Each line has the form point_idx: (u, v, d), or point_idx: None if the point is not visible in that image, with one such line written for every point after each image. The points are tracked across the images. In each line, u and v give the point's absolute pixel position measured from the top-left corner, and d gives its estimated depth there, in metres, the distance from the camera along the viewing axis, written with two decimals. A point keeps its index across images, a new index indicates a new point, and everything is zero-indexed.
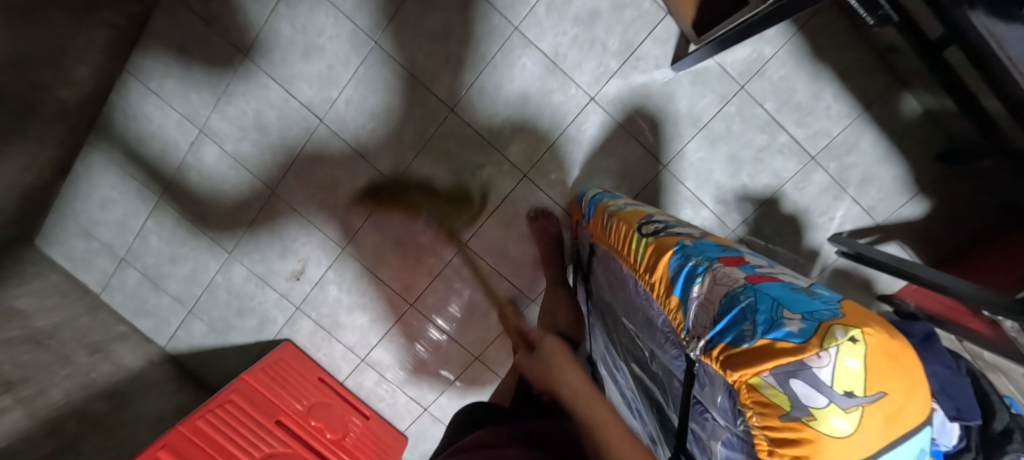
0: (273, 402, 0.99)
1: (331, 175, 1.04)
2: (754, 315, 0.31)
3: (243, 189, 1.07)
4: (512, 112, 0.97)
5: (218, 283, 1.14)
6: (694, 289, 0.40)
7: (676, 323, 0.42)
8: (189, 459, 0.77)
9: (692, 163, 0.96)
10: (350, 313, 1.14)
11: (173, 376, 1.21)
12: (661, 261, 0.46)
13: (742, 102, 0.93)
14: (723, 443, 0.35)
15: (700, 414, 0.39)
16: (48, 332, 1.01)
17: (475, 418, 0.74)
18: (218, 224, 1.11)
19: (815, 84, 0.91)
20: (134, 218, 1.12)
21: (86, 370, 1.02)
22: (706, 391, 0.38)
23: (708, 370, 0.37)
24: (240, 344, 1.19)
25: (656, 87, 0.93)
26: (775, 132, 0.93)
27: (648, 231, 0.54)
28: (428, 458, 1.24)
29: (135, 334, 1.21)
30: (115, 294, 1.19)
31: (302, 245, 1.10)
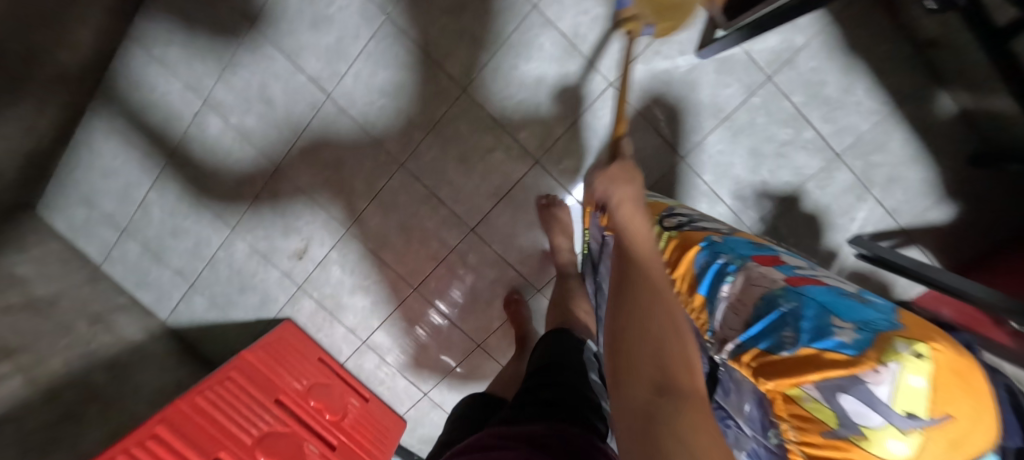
0: (273, 380, 0.98)
1: (336, 153, 1.01)
2: (797, 321, 0.28)
3: (246, 164, 1.05)
4: (527, 94, 0.93)
5: (220, 259, 1.13)
6: (722, 289, 0.37)
7: (699, 323, 0.40)
8: (187, 434, 0.76)
9: (711, 156, 0.92)
10: (352, 295, 1.12)
11: (174, 349, 1.20)
12: (685, 257, 0.44)
13: (768, 94, 0.88)
14: (748, 452, 0.34)
15: (722, 420, 0.38)
16: (49, 301, 1.01)
17: (475, 412, 0.73)
18: (221, 199, 1.09)
19: (846, 78, 0.87)
20: (136, 189, 1.10)
21: (86, 340, 1.01)
22: (731, 398, 0.36)
23: (734, 375, 0.35)
24: (241, 321, 1.18)
25: (679, 74, 0.89)
26: (800, 127, 0.89)
27: (670, 223, 0.50)
28: (425, 442, 1.24)
29: (136, 306, 1.20)
30: (116, 265, 1.17)
31: (306, 224, 1.07)
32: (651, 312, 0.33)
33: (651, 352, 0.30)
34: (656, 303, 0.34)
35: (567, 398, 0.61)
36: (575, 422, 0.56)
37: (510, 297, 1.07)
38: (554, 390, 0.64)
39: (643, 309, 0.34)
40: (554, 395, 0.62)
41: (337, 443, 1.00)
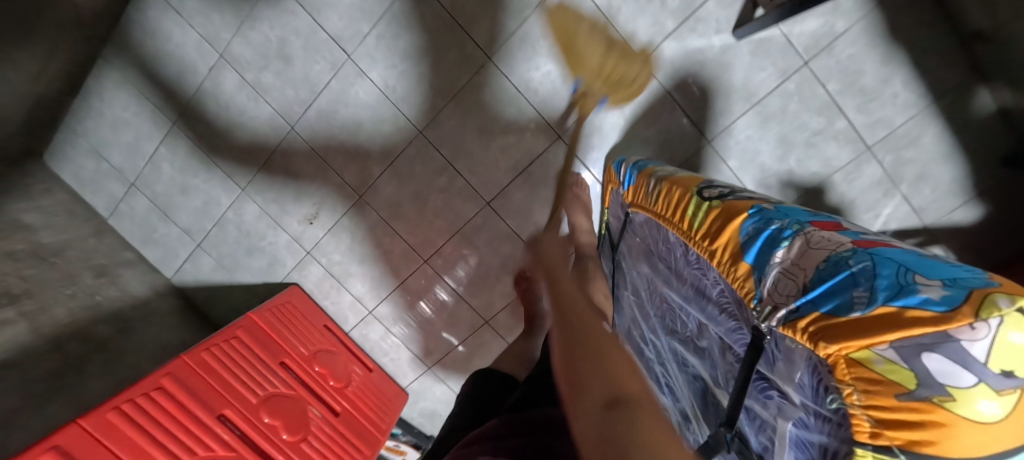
0: (279, 343, 0.97)
1: (354, 117, 0.99)
2: (872, 280, 0.27)
3: (260, 124, 1.02)
4: (554, 67, 0.90)
5: (229, 219, 1.11)
6: (776, 254, 0.36)
7: (743, 292, 0.39)
8: (193, 389, 0.76)
9: (739, 141, 0.90)
10: (361, 263, 1.11)
11: (178, 308, 1.19)
12: (730, 225, 0.42)
13: (803, 80, 0.85)
14: (795, 422, 0.32)
15: (762, 391, 0.36)
16: (55, 250, 0.99)
17: (483, 400, 0.70)
18: (233, 158, 1.06)
19: (885, 68, 0.84)
20: (146, 142, 1.08)
21: (91, 292, 1.00)
22: (777, 367, 0.34)
23: (784, 344, 0.33)
24: (247, 284, 1.17)
25: (713, 54, 0.86)
26: (833, 116, 0.87)
27: (710, 194, 0.49)
28: (426, 416, 1.25)
29: (142, 262, 1.18)
30: (123, 219, 1.16)
31: (319, 188, 1.06)
32: (592, 337, 0.34)
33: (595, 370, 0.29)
34: (597, 331, 0.35)
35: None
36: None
37: (522, 274, 1.05)
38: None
39: (586, 333, 0.34)
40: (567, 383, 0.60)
41: (341, 409, 0.99)
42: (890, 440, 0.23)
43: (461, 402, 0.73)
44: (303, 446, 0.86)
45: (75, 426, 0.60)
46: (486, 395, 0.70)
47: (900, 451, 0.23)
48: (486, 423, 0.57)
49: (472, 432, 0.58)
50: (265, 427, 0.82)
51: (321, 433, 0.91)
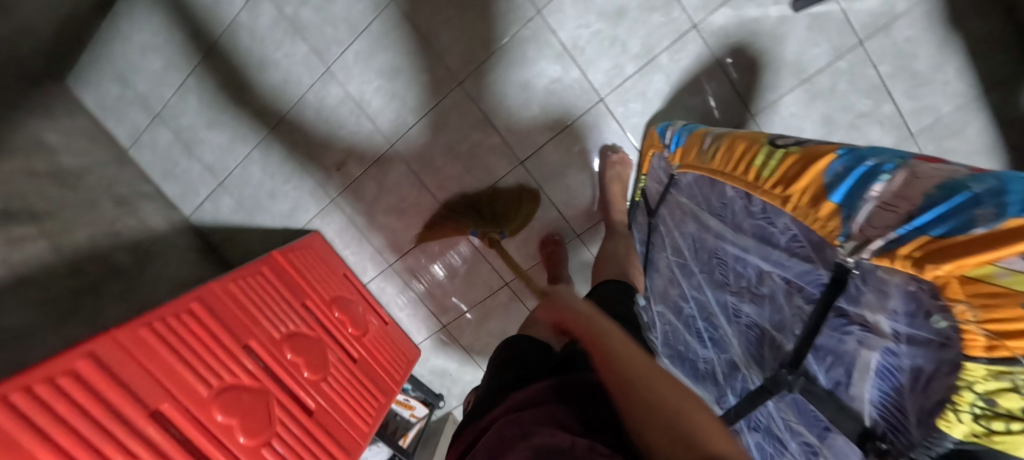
0: (301, 285, 0.96)
1: (392, 62, 0.96)
2: (999, 198, 0.26)
3: (294, 61, 1.00)
4: (604, 25, 0.88)
5: (255, 160, 1.10)
6: (873, 189, 0.35)
7: (826, 232, 0.38)
8: (221, 317, 0.73)
9: (783, 117, 0.90)
10: (386, 215, 1.11)
11: (196, 246, 1.18)
12: (812, 167, 0.41)
13: (856, 60, 0.84)
14: (881, 352, 0.32)
15: (839, 328, 0.36)
16: (76, 173, 0.96)
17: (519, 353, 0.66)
18: (262, 96, 1.04)
19: (942, 53, 0.82)
20: (174, 73, 1.05)
21: (112, 220, 0.98)
22: (863, 300, 0.34)
23: (875, 276, 0.33)
24: (268, 227, 1.16)
25: (768, 26, 0.84)
26: (880, 100, 0.86)
27: (783, 143, 0.48)
28: (437, 373, 1.26)
29: (160, 197, 1.16)
30: (145, 151, 1.14)
31: (350, 134, 1.04)
32: (612, 358, 0.40)
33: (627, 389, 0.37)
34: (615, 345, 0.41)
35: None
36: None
37: (549, 238, 1.06)
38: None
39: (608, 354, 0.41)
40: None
41: (358, 356, 0.99)
42: (1010, 350, 0.22)
43: (496, 361, 0.68)
44: (324, 386, 0.85)
45: (107, 337, 0.56)
46: (519, 358, 0.65)
47: None
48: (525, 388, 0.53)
49: (513, 397, 0.51)
50: (288, 363, 0.80)
51: (340, 376, 0.90)
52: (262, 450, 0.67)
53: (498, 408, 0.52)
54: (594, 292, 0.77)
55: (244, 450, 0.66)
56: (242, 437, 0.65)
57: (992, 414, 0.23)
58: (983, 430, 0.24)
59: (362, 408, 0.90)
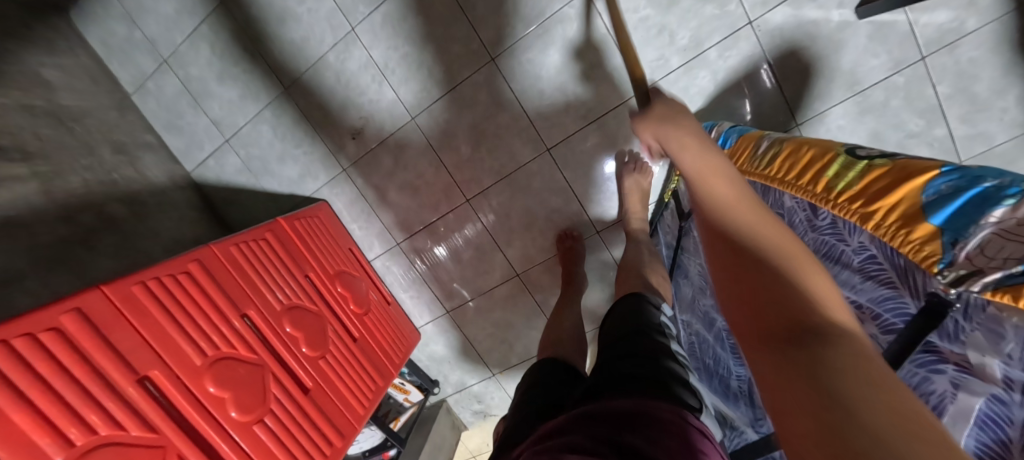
0: (305, 256, 0.91)
1: (422, 28, 0.90)
2: None
3: (317, 17, 0.93)
4: (653, 11, 0.82)
5: (266, 119, 1.04)
6: (989, 213, 0.30)
7: (920, 257, 0.34)
8: (219, 281, 0.68)
9: (829, 130, 0.86)
10: (400, 191, 1.06)
11: (197, 204, 1.12)
12: (908, 183, 0.37)
13: (914, 76, 0.80)
14: (988, 399, 0.28)
15: (927, 364, 0.33)
16: (75, 114, 0.90)
17: (551, 380, 0.63)
18: (280, 52, 0.98)
19: (1006, 77, 0.76)
20: (185, 17, 0.98)
21: (109, 169, 0.92)
22: (968, 338, 0.30)
23: (986, 313, 0.29)
24: (273, 192, 1.11)
25: (827, 30, 0.79)
26: (934, 122, 0.82)
27: (864, 154, 0.43)
28: (436, 358, 1.23)
29: (163, 149, 1.10)
30: (149, 99, 1.07)
31: (370, 102, 0.98)
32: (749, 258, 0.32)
33: (773, 305, 0.28)
34: (772, 251, 0.32)
35: (648, 371, 0.47)
36: (668, 398, 0.41)
37: (568, 233, 1.01)
38: (637, 362, 0.50)
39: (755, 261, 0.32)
40: (636, 368, 0.49)
41: (358, 335, 0.94)
42: None
43: (524, 389, 0.65)
44: (322, 363, 0.80)
45: (97, 291, 0.51)
46: (549, 386, 0.62)
47: None
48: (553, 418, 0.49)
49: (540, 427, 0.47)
50: (286, 336, 0.76)
51: (339, 353, 0.85)
52: (255, 427, 0.63)
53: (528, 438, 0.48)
54: (611, 311, 0.69)
55: (237, 425, 0.61)
56: (234, 411, 0.61)
57: None
58: None
59: (360, 389, 0.86)
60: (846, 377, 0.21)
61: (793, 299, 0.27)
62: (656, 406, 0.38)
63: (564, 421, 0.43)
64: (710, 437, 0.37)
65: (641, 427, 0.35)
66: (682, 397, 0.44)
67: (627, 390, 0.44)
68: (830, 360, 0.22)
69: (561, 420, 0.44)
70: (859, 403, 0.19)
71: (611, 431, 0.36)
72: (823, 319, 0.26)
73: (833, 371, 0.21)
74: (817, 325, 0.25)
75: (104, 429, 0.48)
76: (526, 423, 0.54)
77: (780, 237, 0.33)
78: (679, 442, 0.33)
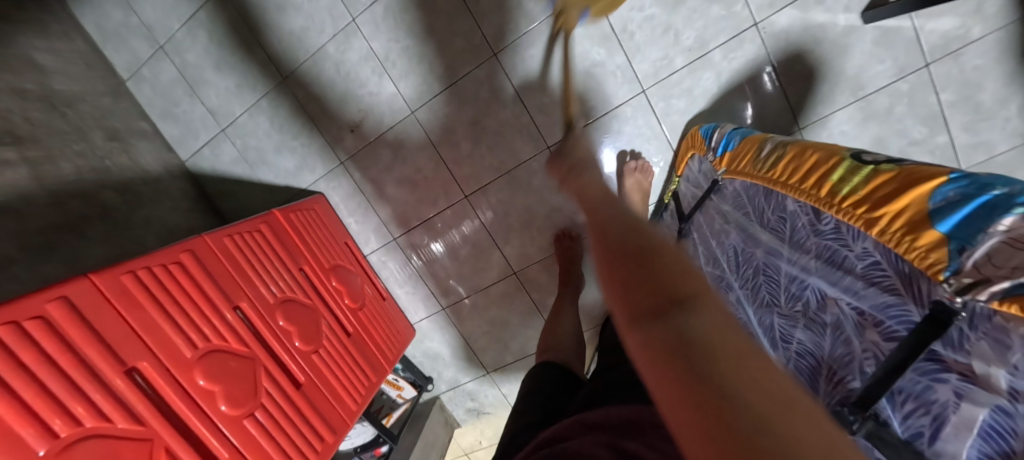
0: (301, 249, 0.90)
1: (424, 21, 0.89)
2: None
3: (318, 7, 0.92)
4: (658, 10, 0.82)
5: (264, 110, 1.02)
6: (998, 221, 0.29)
7: (925, 265, 0.33)
8: (212, 272, 0.67)
9: (832, 135, 0.86)
10: (398, 186, 1.05)
11: (191, 193, 1.10)
12: (913, 190, 0.36)
13: (918, 83, 0.79)
14: (991, 410, 0.27)
15: (931, 373, 0.32)
16: (68, 99, 0.89)
17: (551, 387, 0.63)
18: (279, 42, 0.96)
19: (1009, 87, 0.76)
20: (183, 3, 0.96)
21: (102, 156, 0.90)
22: (972, 347, 0.29)
23: (994, 323, 0.28)
24: (269, 184, 1.10)
25: (832, 35, 0.79)
26: (936, 129, 0.82)
27: (869, 159, 0.43)
28: (430, 355, 1.22)
29: (157, 136, 1.08)
30: (144, 85, 1.05)
31: (369, 94, 0.97)
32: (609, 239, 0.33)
33: (632, 271, 0.26)
34: (648, 234, 0.29)
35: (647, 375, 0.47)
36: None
37: (566, 232, 1.01)
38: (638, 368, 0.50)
39: (633, 242, 0.29)
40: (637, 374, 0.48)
41: (352, 330, 0.93)
42: None
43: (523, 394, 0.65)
44: (314, 357, 0.79)
45: (86, 280, 0.50)
46: (548, 392, 0.62)
47: None
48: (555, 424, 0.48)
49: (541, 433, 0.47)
50: (279, 330, 0.75)
51: (332, 348, 0.84)
52: (244, 421, 0.62)
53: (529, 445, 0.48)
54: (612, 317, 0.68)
55: (226, 419, 0.60)
56: (224, 405, 0.60)
57: None
58: None
59: (352, 385, 0.85)
60: (726, 359, 0.17)
61: (665, 273, 0.24)
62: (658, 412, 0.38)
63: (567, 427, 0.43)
64: None
65: (641, 428, 0.35)
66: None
67: (627, 393, 0.44)
68: (701, 334, 0.19)
69: (563, 427, 0.44)
70: (714, 365, 0.17)
71: (614, 437, 0.36)
72: (690, 286, 0.23)
73: (712, 349, 0.18)
74: (689, 292, 0.22)
75: (90, 421, 0.47)
76: (526, 431, 0.54)
77: (649, 228, 0.31)
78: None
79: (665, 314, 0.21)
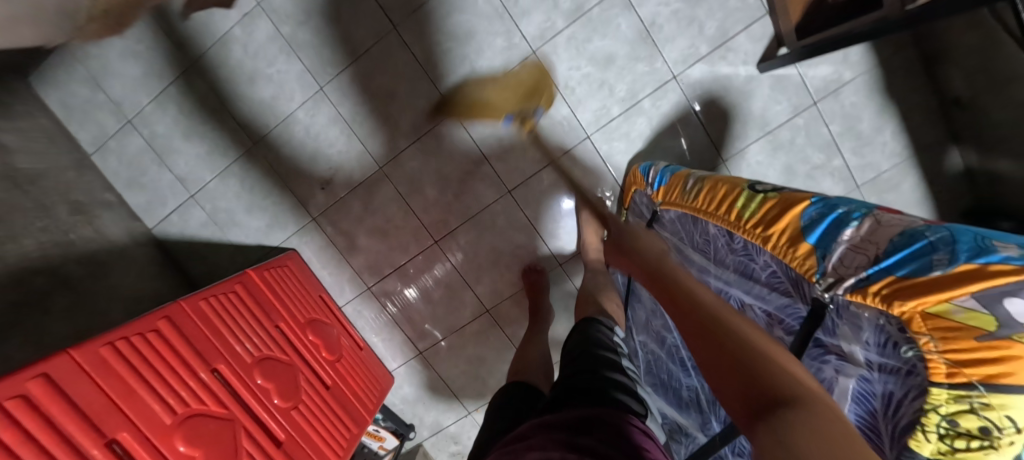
0: (275, 306, 0.92)
1: (389, 86, 0.99)
2: (952, 246, 0.31)
3: (288, 78, 1.00)
4: (593, 70, 0.95)
5: (234, 173, 1.06)
6: (844, 233, 0.39)
7: (804, 269, 0.42)
8: (189, 337, 0.69)
9: (750, 164, 0.99)
10: (370, 236, 1.09)
11: (156, 260, 1.09)
12: (791, 212, 0.46)
13: (811, 118, 0.96)
14: (856, 379, 0.37)
15: (817, 357, 0.41)
16: (31, 176, 0.89)
17: (515, 401, 0.70)
18: (249, 110, 1.02)
19: (881, 118, 0.95)
20: (155, 79, 1.02)
21: (65, 229, 0.90)
22: (841, 332, 0.38)
23: (848, 310, 0.37)
24: (239, 244, 1.10)
25: (737, 82, 0.95)
26: (832, 155, 0.97)
27: (763, 188, 0.53)
28: (409, 403, 1.22)
29: (122, 206, 1.08)
30: (109, 157, 1.07)
31: (338, 153, 1.03)
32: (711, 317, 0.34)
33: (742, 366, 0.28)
34: (754, 339, 0.31)
35: (599, 384, 0.57)
36: (616, 405, 0.52)
37: (532, 266, 1.08)
38: (593, 376, 0.60)
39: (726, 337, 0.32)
40: (590, 381, 0.58)
41: (332, 382, 0.94)
42: (969, 375, 0.27)
43: (493, 407, 0.72)
44: (294, 413, 0.80)
45: (64, 356, 0.51)
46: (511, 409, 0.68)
47: (981, 384, 0.27)
48: (521, 427, 0.57)
49: (512, 434, 0.56)
50: (257, 388, 0.76)
51: (312, 402, 0.85)
52: None
53: (498, 445, 0.56)
54: (572, 334, 0.77)
55: None
56: None
57: (955, 433, 0.28)
58: (948, 448, 0.28)
59: (334, 437, 0.86)
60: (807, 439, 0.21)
61: (767, 367, 0.28)
62: (611, 414, 0.48)
63: (531, 428, 0.52)
64: (651, 436, 0.48)
65: (597, 428, 0.45)
66: (625, 402, 0.54)
67: (583, 399, 0.54)
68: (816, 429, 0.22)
69: (529, 428, 0.52)
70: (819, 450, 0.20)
71: (571, 433, 0.45)
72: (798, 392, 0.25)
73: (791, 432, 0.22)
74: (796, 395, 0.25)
75: None
76: (494, 439, 0.61)
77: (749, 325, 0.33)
78: (626, 440, 0.43)
79: (769, 406, 0.25)
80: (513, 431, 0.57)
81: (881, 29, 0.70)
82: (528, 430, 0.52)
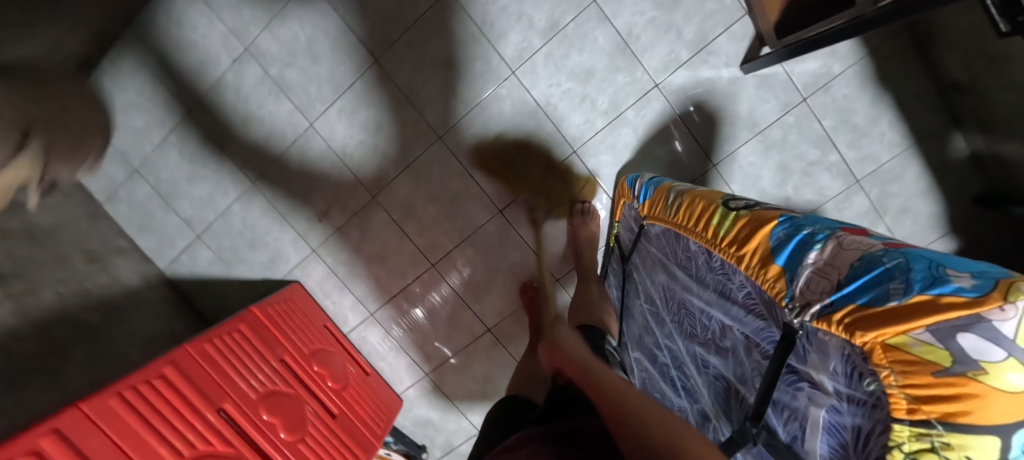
0: (280, 340, 0.94)
1: (376, 118, 1.01)
2: (907, 274, 0.30)
3: (279, 117, 1.03)
4: (574, 85, 0.95)
5: (235, 212, 1.10)
6: (809, 256, 0.39)
7: (774, 292, 0.42)
8: (196, 380, 0.71)
9: (742, 166, 0.96)
10: (369, 263, 1.11)
11: (168, 300, 1.14)
12: (760, 232, 0.45)
13: (802, 115, 0.93)
14: (826, 410, 0.35)
15: (791, 384, 0.40)
16: (47, 231, 0.95)
17: (510, 413, 0.71)
18: (245, 151, 1.06)
19: (876, 108, 0.92)
20: (156, 128, 1.07)
21: (81, 278, 0.96)
22: (810, 359, 0.37)
23: (817, 337, 0.36)
24: (245, 279, 1.14)
25: (721, 85, 0.93)
26: (827, 150, 0.94)
27: (736, 205, 0.53)
28: (419, 424, 1.23)
29: (135, 251, 1.14)
30: (120, 205, 1.12)
31: (332, 186, 1.06)
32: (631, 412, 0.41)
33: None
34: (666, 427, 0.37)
35: None
36: None
37: (529, 284, 1.08)
38: None
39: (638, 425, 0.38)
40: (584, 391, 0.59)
41: (338, 411, 0.96)
42: (928, 413, 0.26)
43: (490, 421, 0.74)
44: (300, 446, 0.82)
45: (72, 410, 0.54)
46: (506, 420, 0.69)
47: (939, 423, 0.26)
48: (512, 436, 0.59)
49: (505, 443, 0.57)
50: (264, 424, 0.78)
51: (319, 434, 0.87)
52: None
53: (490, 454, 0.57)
54: None
55: None
56: None
57: None
58: None
59: None
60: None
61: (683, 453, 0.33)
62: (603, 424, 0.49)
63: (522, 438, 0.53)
64: None
65: (587, 440, 0.46)
66: None
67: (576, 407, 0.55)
68: None
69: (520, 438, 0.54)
70: None
71: (562, 444, 0.46)
72: None
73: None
74: None
75: None
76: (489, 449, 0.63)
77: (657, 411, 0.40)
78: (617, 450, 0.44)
79: None
80: (506, 440, 0.58)
81: (862, 26, 0.68)
82: (519, 440, 0.52)
